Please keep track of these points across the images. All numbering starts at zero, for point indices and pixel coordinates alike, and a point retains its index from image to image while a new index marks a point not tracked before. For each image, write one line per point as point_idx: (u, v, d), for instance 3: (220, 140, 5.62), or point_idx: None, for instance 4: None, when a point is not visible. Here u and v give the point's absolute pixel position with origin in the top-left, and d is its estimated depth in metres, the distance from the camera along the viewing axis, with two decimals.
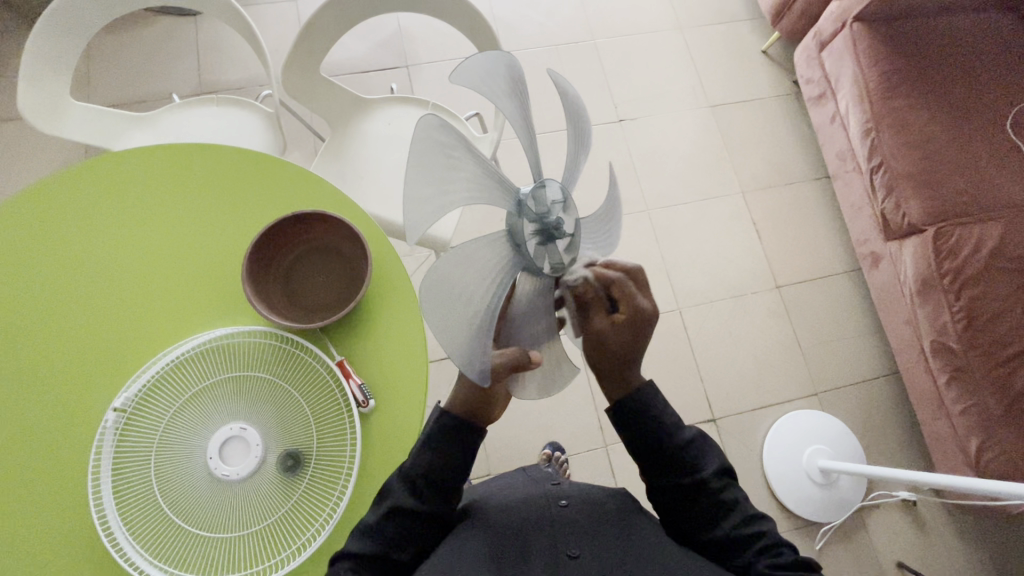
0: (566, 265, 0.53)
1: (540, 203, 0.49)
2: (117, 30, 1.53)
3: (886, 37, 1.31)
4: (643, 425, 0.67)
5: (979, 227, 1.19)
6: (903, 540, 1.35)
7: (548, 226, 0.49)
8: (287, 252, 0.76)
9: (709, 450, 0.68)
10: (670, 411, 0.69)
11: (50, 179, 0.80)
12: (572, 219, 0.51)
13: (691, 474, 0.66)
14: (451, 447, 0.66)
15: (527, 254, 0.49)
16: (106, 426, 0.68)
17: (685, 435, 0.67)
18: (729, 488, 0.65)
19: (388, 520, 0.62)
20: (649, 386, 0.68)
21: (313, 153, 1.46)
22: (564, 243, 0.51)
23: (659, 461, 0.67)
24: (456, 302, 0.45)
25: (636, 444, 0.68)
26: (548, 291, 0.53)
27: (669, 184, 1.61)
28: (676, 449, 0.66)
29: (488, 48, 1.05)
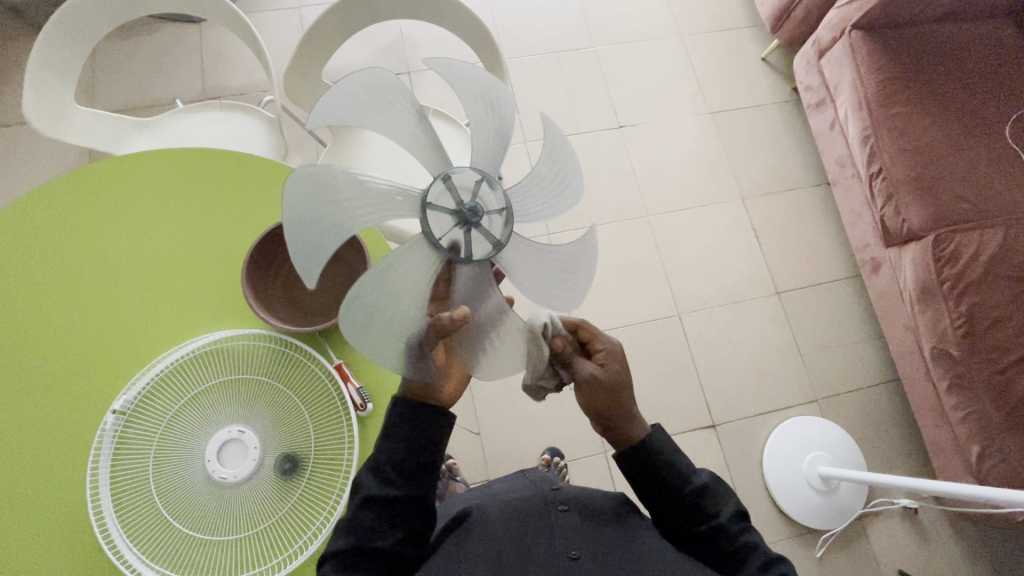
0: (503, 240, 0.54)
1: (454, 193, 0.53)
2: (122, 36, 1.55)
3: (884, 45, 1.32)
4: (658, 474, 0.65)
5: (978, 234, 1.19)
6: (904, 547, 1.34)
7: (464, 212, 0.52)
8: (285, 257, 0.76)
9: (722, 494, 0.67)
10: (682, 457, 0.68)
11: (54, 184, 0.81)
12: (496, 195, 0.54)
13: (707, 520, 0.64)
14: (414, 434, 0.64)
15: (450, 245, 0.53)
16: (106, 428, 0.68)
17: (699, 480, 0.66)
18: (746, 531, 0.64)
19: (363, 511, 0.62)
20: (657, 433, 0.68)
21: (314, 158, 1.47)
22: (489, 237, 0.53)
23: (674, 512, 0.65)
24: (327, 206, 0.49)
25: (649, 494, 0.66)
26: (485, 270, 0.54)
27: (669, 190, 1.61)
28: (694, 494, 0.65)
29: (487, 55, 1.06)
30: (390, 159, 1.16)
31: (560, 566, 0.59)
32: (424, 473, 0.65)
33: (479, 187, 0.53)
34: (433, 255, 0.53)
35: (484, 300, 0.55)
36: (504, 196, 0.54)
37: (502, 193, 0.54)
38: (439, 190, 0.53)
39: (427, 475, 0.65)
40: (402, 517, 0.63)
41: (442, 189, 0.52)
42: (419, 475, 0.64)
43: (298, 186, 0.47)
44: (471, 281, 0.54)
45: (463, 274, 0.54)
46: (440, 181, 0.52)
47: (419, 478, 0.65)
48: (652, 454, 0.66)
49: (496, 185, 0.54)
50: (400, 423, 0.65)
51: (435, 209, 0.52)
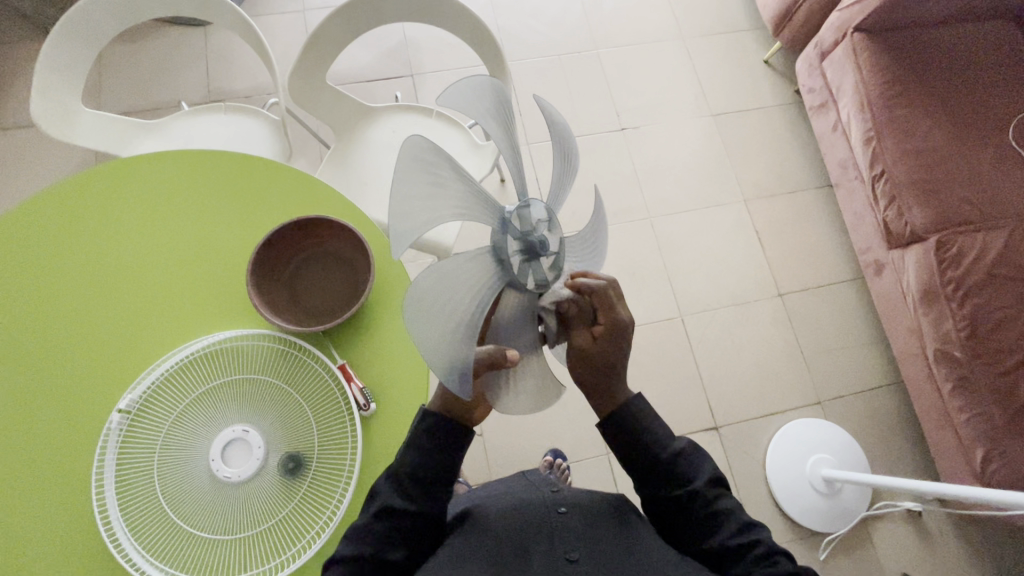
0: (551, 282, 0.55)
1: (525, 221, 0.51)
2: (128, 40, 1.56)
3: (887, 47, 1.32)
4: (633, 436, 0.67)
5: (981, 236, 1.19)
6: (909, 551, 1.34)
7: (532, 243, 0.52)
8: (290, 257, 0.77)
9: (701, 461, 0.68)
10: (660, 422, 0.69)
11: (61, 185, 0.82)
12: (555, 237, 0.54)
13: (682, 486, 0.66)
14: (435, 445, 0.66)
15: (511, 269, 0.51)
16: (111, 426, 0.69)
17: (674, 446, 0.68)
18: (721, 499, 0.65)
19: (377, 520, 0.63)
20: (637, 397, 0.68)
21: (319, 160, 1.48)
22: (549, 261, 0.54)
23: (650, 477, 0.67)
24: (430, 183, 0.45)
25: (627, 457, 0.68)
26: (530, 308, 0.56)
27: (671, 192, 1.62)
28: (668, 461, 0.66)
29: (491, 58, 1.07)
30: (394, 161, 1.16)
31: (558, 566, 0.60)
32: (441, 486, 0.66)
33: (544, 224, 0.53)
34: (495, 275, 0.51)
35: (523, 334, 0.56)
36: (560, 240, 0.55)
37: (559, 237, 0.55)
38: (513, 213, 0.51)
39: (443, 488, 0.67)
40: (411, 529, 0.64)
41: (516, 214, 0.51)
42: (435, 489, 0.66)
43: (412, 149, 0.43)
44: (517, 318, 0.55)
45: (512, 303, 0.53)
46: (517, 206, 0.51)
47: (434, 490, 0.66)
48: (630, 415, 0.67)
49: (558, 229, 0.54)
50: (426, 435, 0.66)
51: (507, 231, 0.51)
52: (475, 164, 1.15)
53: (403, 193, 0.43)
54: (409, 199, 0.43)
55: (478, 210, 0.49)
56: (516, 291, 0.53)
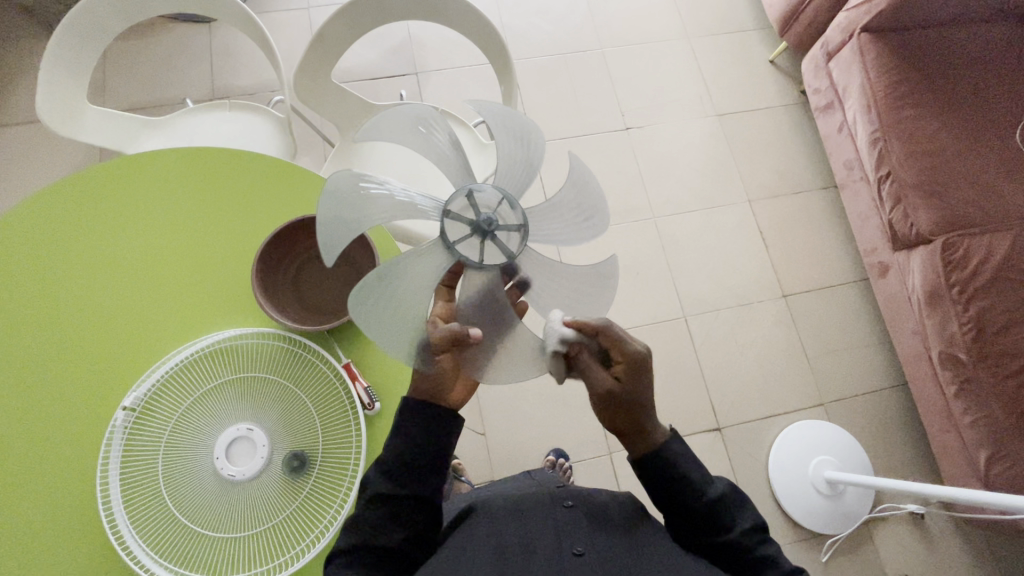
0: (517, 255, 0.62)
1: (474, 209, 0.60)
2: (133, 36, 1.56)
3: (893, 48, 1.32)
4: (670, 478, 0.65)
5: (988, 237, 1.18)
6: (910, 553, 1.33)
7: (482, 225, 0.60)
8: (296, 255, 0.76)
9: (741, 506, 0.66)
10: (699, 464, 0.67)
11: (66, 182, 0.81)
12: (515, 214, 0.61)
13: (723, 531, 0.63)
14: (424, 431, 0.65)
15: (463, 250, 0.60)
16: (116, 424, 0.69)
17: (717, 489, 0.66)
18: (766, 545, 0.63)
19: (368, 510, 0.63)
20: (675, 441, 0.67)
21: (322, 158, 1.48)
22: (512, 235, 0.61)
23: (689, 521, 0.64)
24: (361, 203, 0.58)
25: (664, 499, 0.66)
26: (495, 286, 0.62)
27: (675, 192, 1.61)
28: (709, 505, 0.64)
29: (496, 57, 1.06)
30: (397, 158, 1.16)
31: (564, 559, 0.60)
32: (432, 470, 0.65)
33: (500, 207, 0.61)
34: (448, 258, 0.60)
35: (495, 316, 0.63)
36: (523, 216, 0.62)
37: (521, 214, 0.61)
38: (462, 204, 0.61)
39: (436, 473, 0.66)
40: (408, 515, 0.64)
41: (464, 203, 0.61)
42: (425, 472, 0.65)
43: (338, 182, 0.56)
44: (481, 295, 0.62)
45: (477, 281, 0.61)
46: (464, 195, 0.61)
47: (427, 475, 0.65)
48: (669, 458, 0.66)
49: (517, 206, 0.61)
50: (412, 421, 0.65)
51: (456, 218, 0.60)
52: (480, 163, 1.15)
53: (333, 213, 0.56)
54: (340, 215, 0.57)
55: (415, 213, 0.61)
56: (477, 271, 0.61)
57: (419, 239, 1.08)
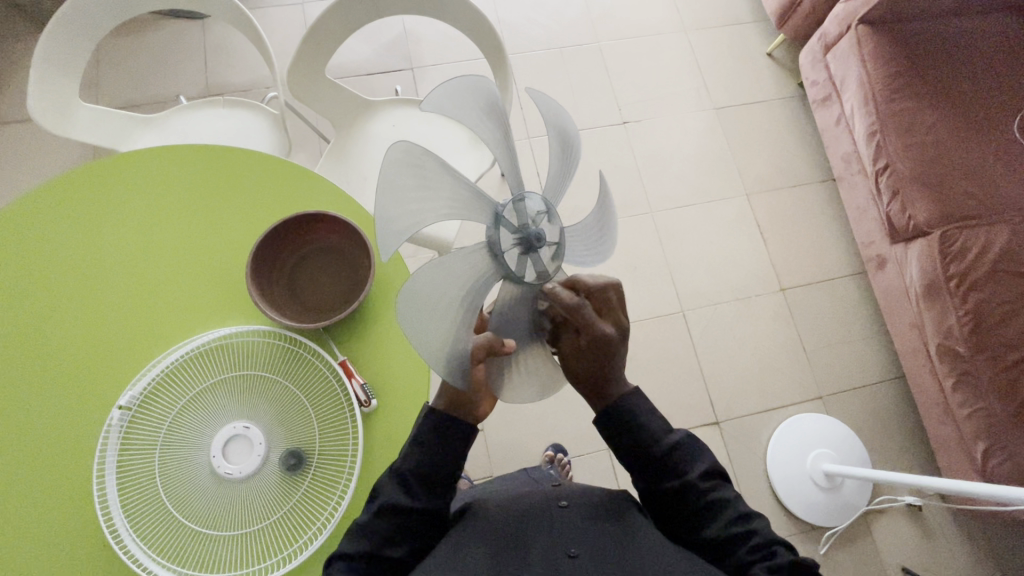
0: (550, 273, 0.57)
1: (520, 216, 0.54)
2: (126, 33, 1.55)
3: (891, 40, 1.31)
4: (629, 433, 0.67)
5: (986, 230, 1.18)
6: (908, 545, 1.34)
7: (529, 237, 0.54)
8: (290, 255, 0.76)
9: (698, 452, 0.67)
10: (657, 415, 0.68)
11: (59, 181, 0.81)
12: (555, 228, 0.56)
13: (678, 476, 0.65)
14: (440, 445, 0.66)
15: (507, 262, 0.54)
16: (112, 423, 0.69)
17: (672, 438, 0.67)
18: (718, 489, 0.65)
19: (377, 518, 0.63)
20: (633, 394, 0.68)
21: (318, 155, 1.47)
22: (549, 251, 0.56)
23: (647, 469, 0.67)
24: (419, 184, 0.49)
25: (624, 452, 0.68)
26: (528, 301, 0.57)
27: (672, 186, 1.61)
28: (664, 454, 0.66)
29: (492, 51, 1.05)
30: None
31: (558, 561, 0.59)
32: (444, 484, 0.66)
33: (543, 217, 0.55)
34: (489, 267, 0.53)
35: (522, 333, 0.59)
36: (561, 232, 0.57)
37: (559, 229, 0.56)
38: (509, 208, 0.54)
39: (446, 486, 0.67)
40: (413, 525, 0.64)
41: (512, 208, 0.54)
42: (437, 487, 0.66)
43: (401, 154, 0.47)
44: (514, 309, 0.57)
45: (508, 294, 0.56)
46: (512, 199, 0.54)
47: (439, 490, 0.66)
48: (625, 413, 0.66)
49: (558, 220, 0.56)
50: (429, 434, 0.66)
51: (502, 225, 0.53)
52: (476, 159, 1.14)
53: (391, 202, 0.47)
54: (396, 206, 0.47)
55: (468, 210, 0.53)
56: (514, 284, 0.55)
57: (416, 236, 1.07)
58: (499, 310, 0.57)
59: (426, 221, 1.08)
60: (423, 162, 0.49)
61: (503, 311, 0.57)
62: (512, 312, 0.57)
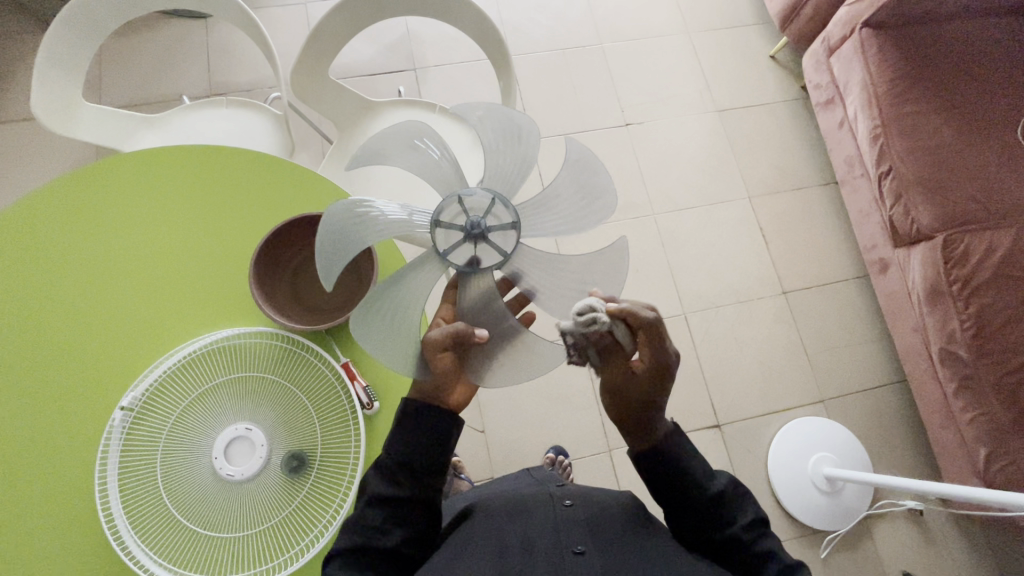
0: (510, 252, 0.64)
1: (464, 214, 0.64)
2: (129, 32, 1.55)
3: (895, 43, 1.31)
4: (669, 475, 0.67)
5: (989, 234, 1.18)
6: (909, 549, 1.34)
7: (473, 227, 0.63)
8: (283, 277, 0.76)
9: (742, 500, 0.66)
10: (700, 459, 0.68)
11: (61, 181, 0.81)
12: (507, 212, 0.64)
13: (721, 527, 0.64)
14: (422, 436, 0.65)
15: (463, 257, 0.64)
16: (114, 424, 0.69)
17: (714, 485, 0.66)
18: (762, 539, 0.63)
19: (369, 509, 0.63)
20: (676, 432, 0.69)
21: (321, 155, 1.48)
22: (502, 234, 0.64)
23: (688, 517, 0.66)
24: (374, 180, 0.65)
25: (665, 494, 0.67)
26: (494, 288, 0.64)
27: (675, 188, 1.61)
28: (706, 502, 0.65)
29: (496, 53, 1.05)
30: None
31: (564, 558, 0.59)
32: (433, 471, 0.66)
33: (488, 209, 0.64)
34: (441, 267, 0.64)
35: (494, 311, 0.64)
36: (513, 214, 0.64)
37: (512, 211, 0.64)
38: (454, 210, 0.65)
39: (435, 473, 0.66)
40: (407, 515, 0.64)
41: (454, 210, 0.65)
42: (423, 474, 0.65)
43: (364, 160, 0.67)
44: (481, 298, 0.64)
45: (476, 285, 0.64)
46: (455, 204, 0.65)
47: (427, 476, 0.65)
48: (669, 452, 0.67)
49: (509, 205, 0.64)
50: (412, 421, 0.65)
51: (447, 225, 0.64)
52: (480, 161, 1.14)
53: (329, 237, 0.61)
54: (332, 242, 0.62)
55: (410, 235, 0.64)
56: (477, 275, 0.64)
57: None
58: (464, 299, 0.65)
59: None
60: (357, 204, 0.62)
61: (469, 301, 0.64)
62: (479, 297, 0.64)
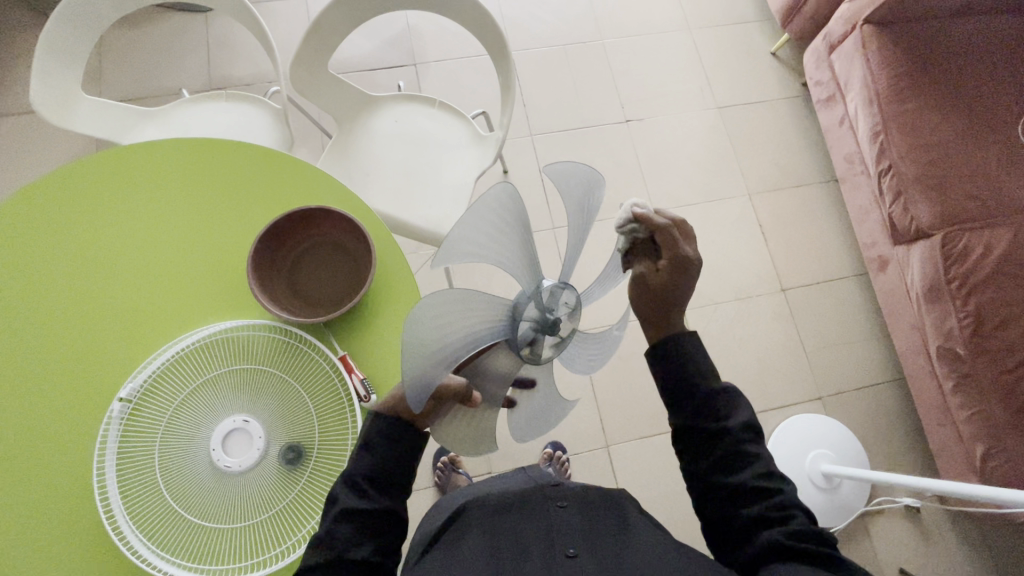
0: (542, 360, 0.57)
1: (551, 300, 0.54)
2: (129, 26, 1.55)
3: (896, 40, 1.31)
4: (677, 366, 0.63)
5: (987, 233, 1.18)
6: (906, 546, 1.34)
7: (546, 321, 0.54)
8: (280, 281, 0.76)
9: (741, 402, 0.63)
10: (708, 357, 0.64)
11: (63, 173, 0.81)
12: (570, 327, 0.57)
13: (714, 420, 0.61)
14: (392, 450, 0.63)
15: (517, 331, 0.53)
16: (113, 415, 0.69)
17: (718, 382, 0.63)
18: (754, 442, 0.61)
19: (339, 523, 0.59)
20: (691, 332, 0.64)
21: (320, 150, 1.48)
22: (554, 342, 0.57)
23: (682, 401, 0.63)
24: (495, 218, 0.47)
25: (668, 383, 0.64)
26: (507, 370, 0.58)
27: (675, 184, 1.61)
28: (706, 393, 0.62)
29: (495, 48, 1.04)
30: (395, 151, 1.15)
31: (557, 561, 0.59)
32: (399, 484, 0.64)
33: (565, 312, 0.56)
34: (501, 326, 0.52)
35: (492, 389, 0.59)
36: (572, 331, 0.58)
37: (573, 328, 0.58)
38: (548, 290, 0.54)
39: (400, 488, 0.64)
40: (379, 528, 0.60)
41: (551, 291, 0.54)
42: (392, 486, 0.63)
43: (497, 195, 0.45)
44: (493, 371, 0.58)
45: (500, 358, 0.56)
46: (555, 283, 0.55)
47: (395, 489, 0.63)
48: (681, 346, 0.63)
49: (575, 324, 0.58)
50: (380, 439, 0.63)
51: (535, 299, 0.53)
52: (478, 156, 1.14)
53: (466, 230, 0.45)
54: (470, 234, 0.45)
55: (516, 271, 0.52)
56: (509, 354, 0.56)
57: (418, 232, 1.09)
58: (483, 362, 0.56)
59: (427, 216, 1.09)
60: (510, 208, 0.48)
61: (488, 364, 0.57)
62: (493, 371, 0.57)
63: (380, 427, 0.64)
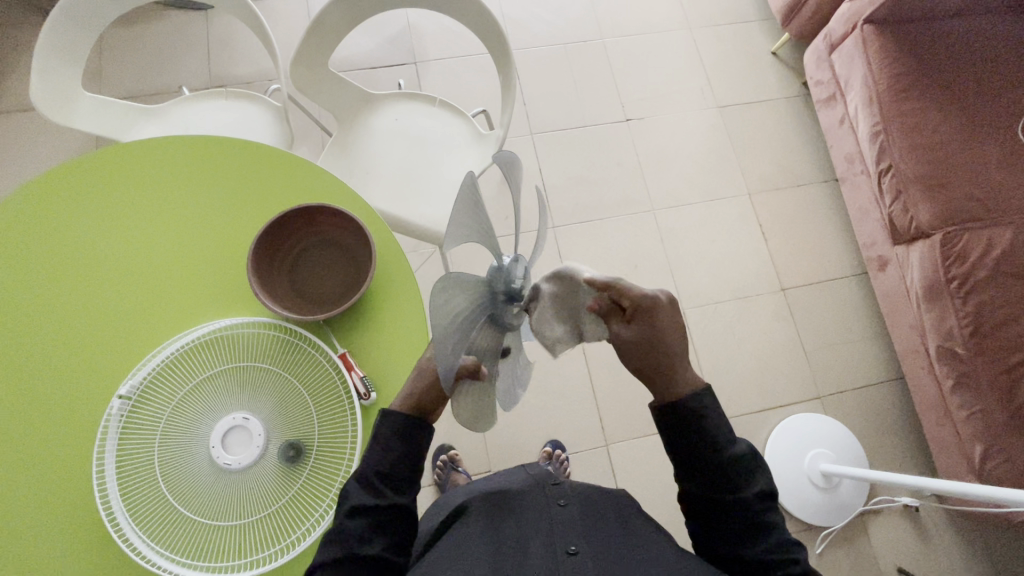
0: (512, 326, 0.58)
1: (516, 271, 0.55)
2: (129, 24, 1.55)
3: (896, 39, 1.31)
4: (692, 433, 0.60)
5: (987, 232, 1.18)
6: (904, 545, 1.34)
7: (516, 291, 0.55)
8: (281, 281, 0.76)
9: (759, 470, 0.61)
10: (725, 421, 0.62)
11: (62, 170, 0.81)
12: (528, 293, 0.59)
13: (734, 488, 0.59)
14: (403, 448, 0.63)
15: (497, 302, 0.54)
16: (113, 412, 0.69)
17: (735, 449, 0.60)
18: (770, 511, 0.59)
19: (350, 520, 0.59)
20: (705, 392, 0.62)
21: (320, 147, 1.48)
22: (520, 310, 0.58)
23: (697, 474, 0.61)
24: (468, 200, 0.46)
25: (681, 449, 0.61)
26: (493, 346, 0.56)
27: (675, 183, 1.61)
28: (725, 461, 0.60)
29: (495, 46, 1.04)
30: (395, 149, 1.15)
31: (558, 559, 0.60)
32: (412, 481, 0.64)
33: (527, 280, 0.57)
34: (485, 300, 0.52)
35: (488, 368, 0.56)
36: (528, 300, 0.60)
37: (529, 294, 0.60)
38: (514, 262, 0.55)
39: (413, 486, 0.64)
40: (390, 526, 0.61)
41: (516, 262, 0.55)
42: (403, 483, 0.63)
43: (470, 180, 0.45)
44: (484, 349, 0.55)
45: (486, 335, 0.54)
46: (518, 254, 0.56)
47: (409, 485, 0.63)
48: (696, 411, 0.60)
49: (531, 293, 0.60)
50: (395, 437, 0.63)
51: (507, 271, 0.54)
52: (478, 155, 1.14)
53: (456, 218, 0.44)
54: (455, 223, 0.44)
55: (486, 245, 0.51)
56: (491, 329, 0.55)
57: (419, 230, 1.09)
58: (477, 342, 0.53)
59: (427, 214, 1.09)
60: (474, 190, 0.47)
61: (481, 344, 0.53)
62: (487, 352, 0.55)
63: (393, 424, 0.64)
